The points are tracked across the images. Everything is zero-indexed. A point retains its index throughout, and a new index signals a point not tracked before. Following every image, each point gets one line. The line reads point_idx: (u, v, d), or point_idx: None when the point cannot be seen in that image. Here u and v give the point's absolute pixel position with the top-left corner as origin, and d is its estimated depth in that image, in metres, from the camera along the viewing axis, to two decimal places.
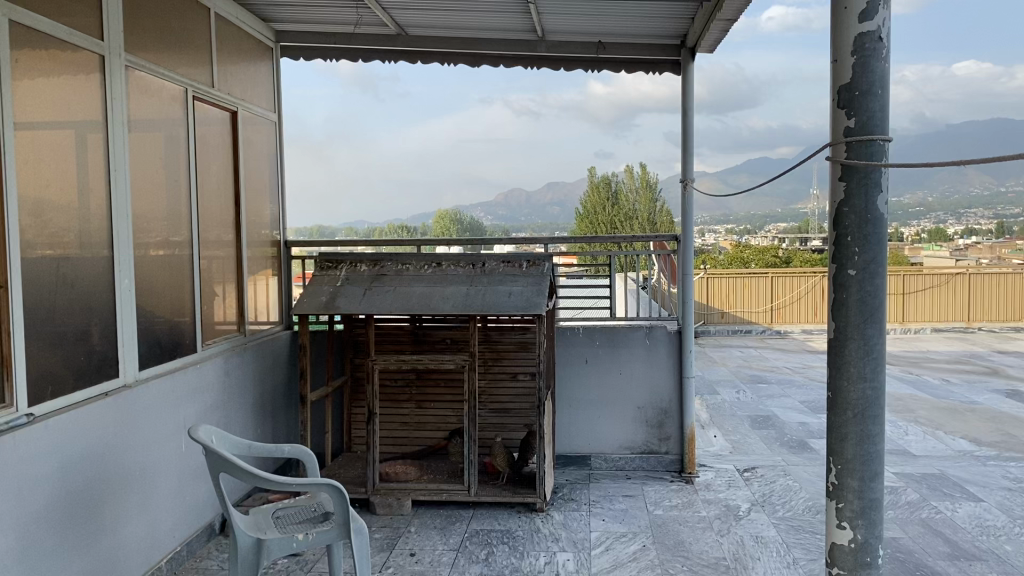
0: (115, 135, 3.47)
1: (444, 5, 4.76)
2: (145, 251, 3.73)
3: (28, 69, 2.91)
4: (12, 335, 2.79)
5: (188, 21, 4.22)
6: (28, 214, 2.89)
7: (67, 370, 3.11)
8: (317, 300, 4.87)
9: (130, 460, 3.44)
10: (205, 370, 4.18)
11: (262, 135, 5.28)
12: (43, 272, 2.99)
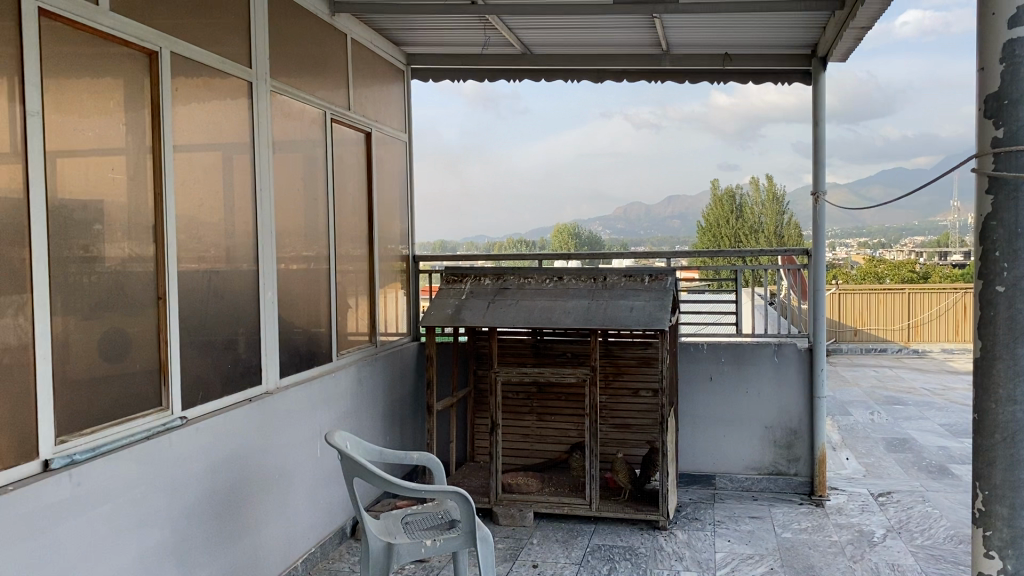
0: (261, 157, 3.69)
1: (569, 23, 4.82)
2: (285, 265, 3.94)
3: (185, 96, 3.15)
4: (169, 343, 3.02)
5: (327, 47, 4.45)
6: (184, 230, 3.13)
7: (216, 377, 3.33)
8: (443, 312, 5.01)
9: (271, 463, 3.63)
10: (339, 379, 4.37)
11: (393, 154, 5.49)
12: (197, 285, 3.21)
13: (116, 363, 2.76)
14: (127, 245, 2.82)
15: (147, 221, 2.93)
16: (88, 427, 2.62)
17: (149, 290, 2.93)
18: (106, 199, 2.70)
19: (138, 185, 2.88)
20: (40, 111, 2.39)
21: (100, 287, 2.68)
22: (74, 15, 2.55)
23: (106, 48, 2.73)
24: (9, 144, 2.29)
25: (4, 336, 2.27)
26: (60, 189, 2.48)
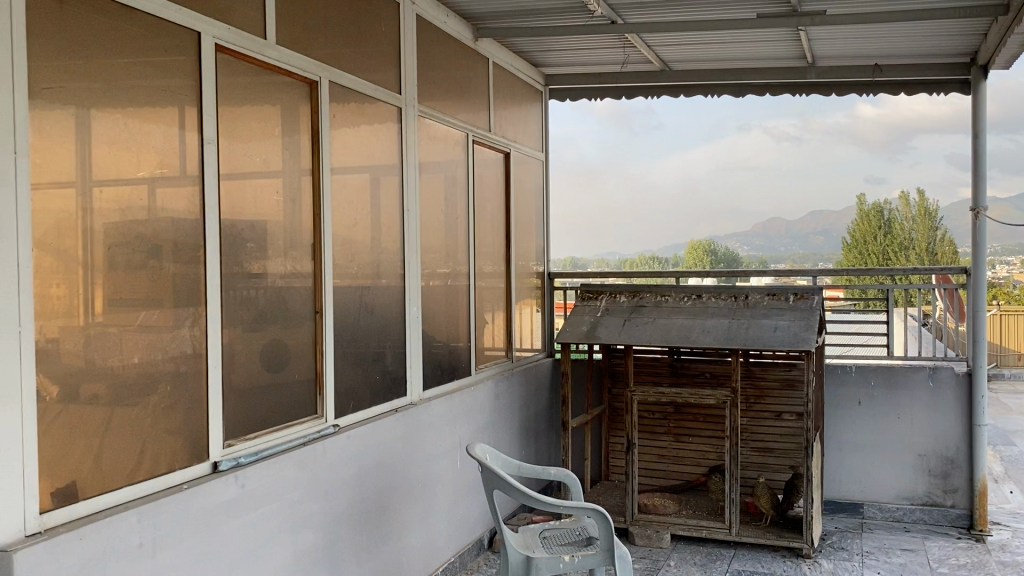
0: (408, 178, 3.85)
1: (710, 39, 4.78)
2: (428, 281, 4.09)
3: (341, 121, 3.33)
4: (324, 355, 3.19)
5: (470, 71, 4.59)
6: (338, 247, 3.30)
7: (365, 388, 3.49)
8: (579, 329, 5.04)
9: (414, 472, 3.76)
10: (478, 393, 4.47)
11: (531, 172, 5.58)
12: (349, 300, 3.39)
13: (276, 373, 2.94)
14: (287, 261, 3.01)
15: (305, 239, 3.11)
16: (252, 432, 2.80)
17: (307, 304, 3.12)
18: (269, 218, 2.90)
19: (297, 205, 3.07)
20: (214, 138, 2.60)
21: (264, 301, 2.87)
22: (247, 50, 2.76)
23: (273, 79, 2.93)
24: (187, 170, 2.51)
25: (181, 345, 2.48)
26: (229, 210, 2.69)
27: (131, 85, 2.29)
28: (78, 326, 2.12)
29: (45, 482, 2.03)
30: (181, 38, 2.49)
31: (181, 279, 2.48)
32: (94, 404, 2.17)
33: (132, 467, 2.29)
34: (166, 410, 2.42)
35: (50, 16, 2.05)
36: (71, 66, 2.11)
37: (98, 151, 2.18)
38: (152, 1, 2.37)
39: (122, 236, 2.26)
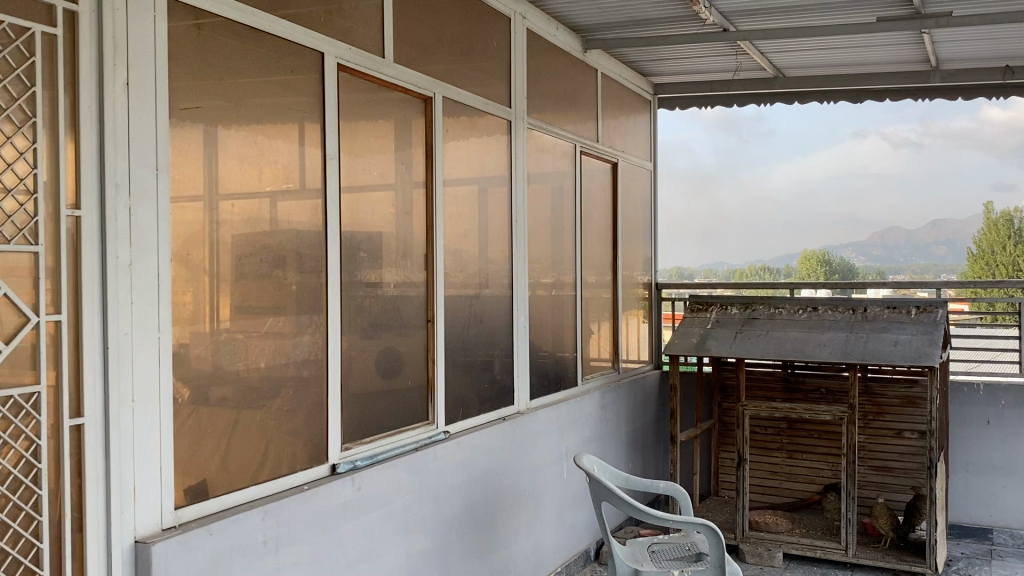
0: (517, 189, 3.91)
1: (827, 44, 4.65)
2: (536, 291, 4.13)
3: (454, 135, 3.41)
4: (436, 363, 3.27)
5: (579, 82, 4.62)
6: (449, 258, 3.38)
7: (475, 396, 3.55)
8: (688, 341, 4.98)
9: (521, 481, 3.79)
10: (585, 404, 4.47)
11: (639, 183, 5.55)
12: (459, 309, 3.46)
13: (390, 380, 3.03)
14: (401, 271, 3.10)
15: (418, 250, 3.20)
16: (368, 437, 2.89)
17: (420, 313, 3.20)
18: (384, 230, 2.99)
19: (411, 217, 3.16)
20: (336, 154, 2.71)
21: (379, 310, 2.97)
22: (366, 68, 2.87)
23: (391, 95, 3.04)
24: (310, 184, 2.62)
25: (303, 352, 2.59)
26: (348, 222, 2.79)
27: (259, 105, 2.42)
28: (209, 332, 2.25)
29: (179, 479, 2.16)
30: (306, 59, 2.61)
31: (303, 288, 2.59)
32: (222, 407, 2.29)
33: (257, 466, 2.41)
34: (289, 413, 2.53)
35: (189, 41, 2.19)
36: (207, 87, 2.24)
37: (228, 167, 2.31)
38: (280, 24, 2.49)
39: (250, 247, 2.38)
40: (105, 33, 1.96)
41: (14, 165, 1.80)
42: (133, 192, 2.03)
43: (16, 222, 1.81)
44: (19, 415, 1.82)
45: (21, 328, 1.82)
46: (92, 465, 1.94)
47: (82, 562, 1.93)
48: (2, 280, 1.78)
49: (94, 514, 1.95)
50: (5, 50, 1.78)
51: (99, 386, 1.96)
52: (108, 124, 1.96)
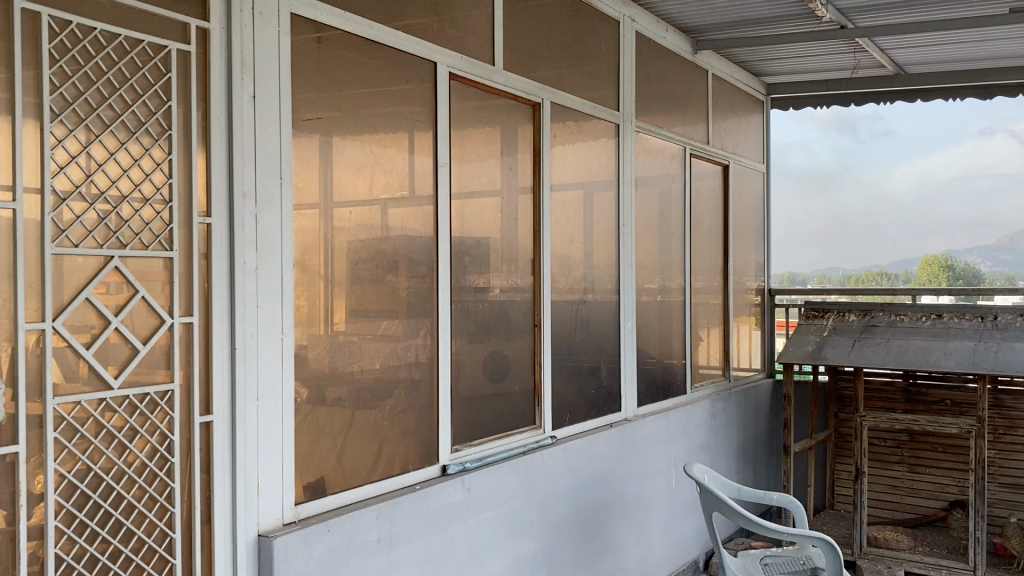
0: (624, 194, 3.89)
1: (952, 38, 4.43)
2: (643, 296, 4.09)
3: (561, 141, 3.43)
4: (543, 368, 3.28)
5: (689, 85, 4.55)
6: (555, 263, 3.39)
7: (581, 401, 3.55)
8: (803, 349, 4.83)
9: (629, 488, 3.76)
10: (694, 411, 4.40)
11: (751, 185, 5.43)
12: (567, 314, 3.47)
13: (498, 383, 3.06)
14: (508, 276, 3.13)
15: (525, 255, 3.23)
16: (477, 440, 2.93)
17: (527, 318, 3.22)
18: (492, 235, 3.03)
19: (518, 222, 3.19)
20: (446, 161, 2.77)
21: (487, 314, 3.01)
22: (477, 76, 2.92)
23: (500, 102, 3.07)
24: (421, 191, 2.69)
25: (414, 354, 2.65)
26: (457, 227, 2.84)
27: (374, 114, 2.49)
28: (326, 334, 2.34)
29: (299, 476, 2.25)
30: (419, 69, 2.67)
31: (414, 292, 2.65)
32: (338, 406, 2.37)
33: (370, 465, 2.48)
34: (401, 414, 2.59)
35: (309, 54, 2.28)
36: (326, 98, 2.33)
37: (344, 175, 2.39)
38: (395, 36, 2.56)
39: (365, 253, 2.45)
40: (233, 49, 2.06)
41: (151, 176, 1.91)
42: (258, 200, 2.12)
43: (153, 230, 1.92)
44: (155, 411, 1.92)
45: (156, 329, 1.93)
46: (220, 460, 2.04)
47: (211, 552, 2.03)
48: (140, 284, 1.89)
49: (220, 507, 2.04)
50: (144, 68, 1.89)
51: (226, 385, 2.06)
52: (236, 136, 2.06)
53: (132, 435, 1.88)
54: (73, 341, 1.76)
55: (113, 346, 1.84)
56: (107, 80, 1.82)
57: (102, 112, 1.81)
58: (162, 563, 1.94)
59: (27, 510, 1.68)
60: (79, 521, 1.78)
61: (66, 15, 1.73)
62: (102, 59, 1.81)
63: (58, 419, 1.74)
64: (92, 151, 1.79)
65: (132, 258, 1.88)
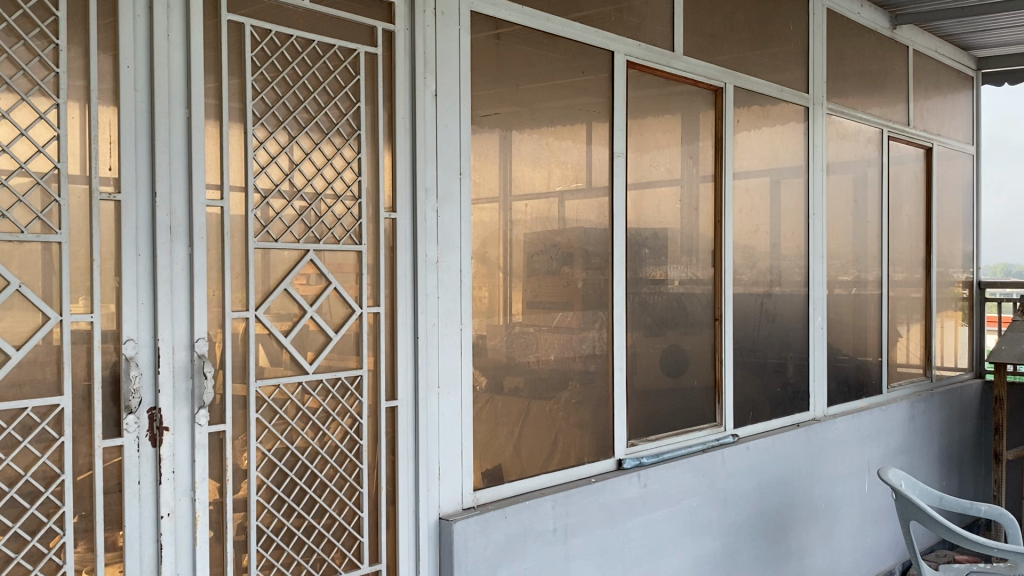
0: (814, 181, 3.69)
1: None
2: (835, 289, 3.87)
3: (745, 127, 3.29)
4: (724, 364, 3.18)
5: (887, 63, 4.25)
6: (739, 254, 3.27)
7: (766, 399, 3.41)
8: (1018, 348, 4.41)
9: (817, 490, 3.58)
10: (891, 412, 4.11)
11: (958, 169, 4.99)
12: (750, 307, 3.34)
13: (676, 378, 3.00)
14: (687, 268, 3.05)
15: (706, 246, 3.13)
16: (653, 435, 2.89)
17: (708, 312, 3.14)
18: (671, 226, 2.97)
19: (698, 213, 3.10)
20: (623, 151, 2.74)
21: (665, 307, 2.95)
22: (655, 63, 2.86)
23: (680, 89, 3.00)
24: (598, 183, 2.67)
25: (590, 346, 2.65)
26: (635, 218, 2.81)
27: (551, 107, 2.50)
28: (503, 326, 2.38)
29: (477, 462, 2.31)
30: (596, 59, 2.65)
31: (590, 284, 2.65)
32: (514, 396, 2.41)
33: (546, 456, 2.50)
34: (577, 406, 2.60)
35: (488, 51, 2.32)
36: (503, 93, 2.36)
37: (519, 168, 2.42)
38: (572, 27, 2.56)
39: (542, 245, 2.48)
40: (417, 49, 2.13)
41: (342, 173, 2.02)
42: (440, 194, 2.20)
43: (344, 225, 2.02)
44: (345, 395, 2.03)
45: (348, 318, 2.03)
46: (403, 445, 2.13)
47: (396, 532, 2.13)
48: (333, 277, 2.00)
49: (405, 489, 2.13)
50: (336, 71, 2.00)
51: (410, 372, 2.15)
52: (419, 134, 2.14)
53: (325, 418, 1.99)
54: (274, 329, 1.89)
55: (310, 334, 1.96)
56: (302, 84, 1.93)
57: (298, 115, 1.92)
58: (351, 540, 2.05)
59: (233, 484, 1.83)
60: (279, 497, 1.91)
61: (267, 24, 1.85)
62: (297, 64, 1.92)
63: (260, 401, 1.88)
64: (290, 151, 1.91)
65: (326, 251, 1.98)
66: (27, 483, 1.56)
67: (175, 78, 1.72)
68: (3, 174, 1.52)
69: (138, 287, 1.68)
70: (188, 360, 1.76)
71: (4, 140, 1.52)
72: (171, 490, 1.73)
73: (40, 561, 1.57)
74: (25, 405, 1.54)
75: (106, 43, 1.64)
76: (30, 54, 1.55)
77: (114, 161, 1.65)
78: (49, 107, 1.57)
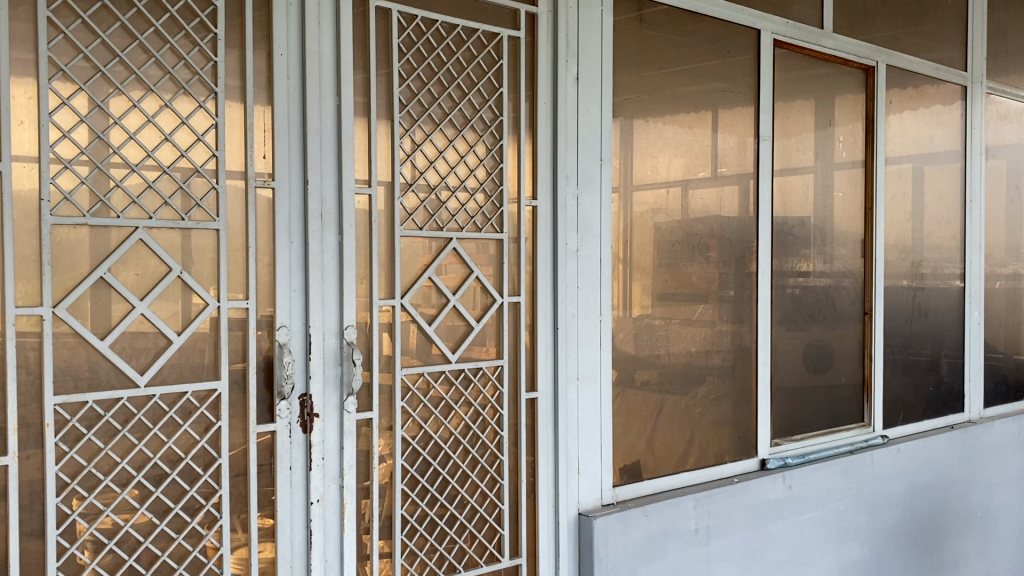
0: (973, 166, 3.43)
1: None
2: (992, 282, 3.60)
3: (898, 108, 3.09)
4: (874, 360, 3.00)
5: None
6: (889, 244, 3.08)
7: (917, 398, 3.21)
8: None
9: (974, 496, 3.33)
10: None
11: None
12: (902, 300, 3.14)
13: (822, 375, 2.85)
14: (834, 258, 2.89)
15: (854, 236, 2.96)
16: (797, 434, 2.76)
17: (856, 305, 2.97)
18: (817, 215, 2.81)
19: (836, 196, 2.88)
20: (769, 135, 2.61)
21: (811, 300, 2.81)
22: (804, 42, 2.71)
23: (829, 69, 2.84)
24: (739, 168, 2.55)
25: (731, 341, 2.54)
26: (780, 205, 2.68)
27: (691, 92, 2.41)
28: (628, 318, 2.29)
29: (615, 457, 2.25)
30: (741, 39, 2.53)
31: (732, 275, 2.53)
32: (648, 390, 2.34)
33: (684, 453, 2.42)
34: (716, 402, 2.50)
35: (630, 33, 2.26)
36: (642, 77, 2.29)
37: (655, 153, 2.34)
38: (718, 6, 2.45)
39: (680, 235, 2.40)
40: (559, 31, 2.08)
41: (484, 161, 1.99)
42: (580, 181, 2.14)
43: (485, 213, 1.99)
44: (486, 385, 2.00)
45: (488, 308, 2.00)
46: (543, 439, 2.09)
47: (535, 526, 2.09)
48: (475, 266, 1.97)
49: (544, 483, 2.09)
50: (479, 56, 1.96)
51: (550, 364, 2.11)
52: (561, 120, 2.09)
53: (466, 408, 1.97)
54: (418, 317, 1.88)
55: (452, 323, 1.95)
56: (446, 71, 1.91)
57: (442, 102, 1.91)
58: (492, 532, 2.03)
59: (378, 470, 1.83)
60: (422, 486, 1.91)
61: (413, 10, 1.84)
62: (442, 50, 1.90)
63: (405, 390, 1.87)
64: (433, 139, 1.90)
65: (468, 239, 1.96)
66: (186, 466, 1.59)
67: (326, 67, 1.73)
68: (166, 163, 1.55)
69: (290, 274, 1.69)
70: (337, 348, 1.77)
71: (167, 129, 1.56)
72: (320, 477, 1.75)
73: (199, 542, 1.61)
74: (185, 390, 1.58)
75: (260, 36, 1.66)
76: (191, 45, 1.58)
77: (267, 150, 1.67)
78: (207, 97, 1.60)
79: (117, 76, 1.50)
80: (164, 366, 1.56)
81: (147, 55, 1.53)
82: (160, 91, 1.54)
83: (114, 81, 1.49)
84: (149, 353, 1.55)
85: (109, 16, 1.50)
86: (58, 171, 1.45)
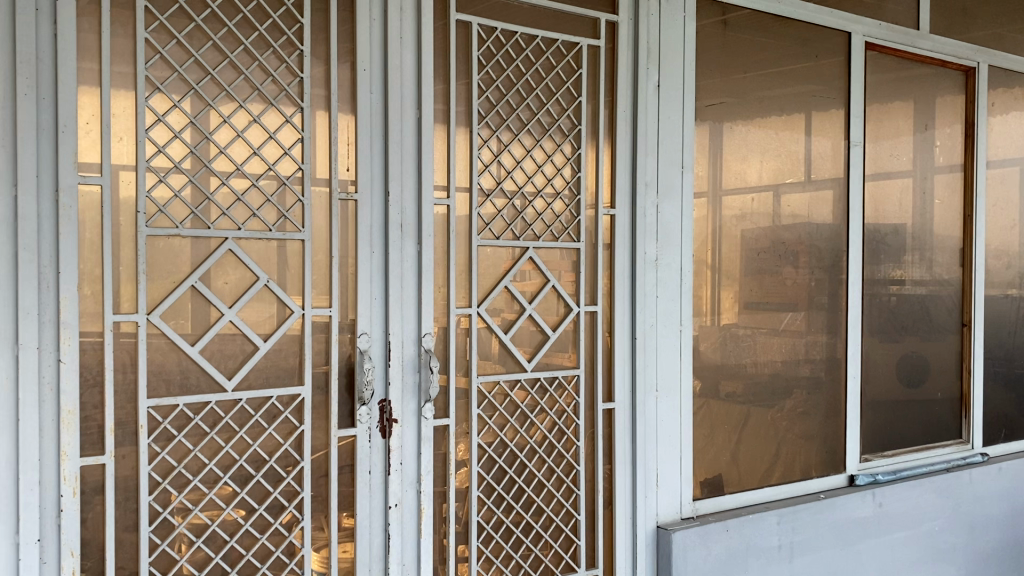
0: None
1: None
2: None
3: (1001, 110, 2.94)
4: (973, 374, 2.86)
5: None
6: (991, 253, 2.93)
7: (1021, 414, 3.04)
8: None
9: None
10: None
11: None
12: (1005, 311, 2.99)
13: (917, 389, 2.74)
14: (931, 267, 2.77)
15: (953, 244, 2.83)
16: (889, 449, 2.66)
17: (954, 316, 2.84)
18: (913, 222, 2.70)
19: (933, 204, 2.76)
20: (861, 140, 2.52)
21: (905, 310, 2.70)
22: (899, 43, 2.61)
23: (926, 70, 2.73)
24: (830, 174, 2.47)
25: (819, 352, 2.47)
26: (872, 213, 2.58)
27: (777, 96, 2.35)
28: (715, 327, 2.26)
29: (695, 470, 2.22)
30: (831, 42, 2.46)
31: (821, 284, 2.46)
32: (730, 402, 2.29)
33: (768, 467, 2.36)
34: (803, 415, 2.43)
35: (714, 38, 2.23)
36: (727, 82, 2.25)
37: (741, 160, 2.29)
38: (805, 8, 2.39)
39: (766, 243, 2.34)
40: (640, 39, 2.07)
41: (561, 170, 1.99)
42: (660, 190, 2.12)
43: (562, 222, 1.99)
44: (562, 394, 2.00)
45: (565, 317, 1.99)
46: (621, 449, 2.07)
47: (611, 537, 2.08)
48: (551, 274, 1.97)
49: (621, 493, 2.08)
50: (558, 65, 1.97)
51: (628, 374, 2.09)
52: (640, 128, 2.07)
53: (543, 416, 1.98)
54: (494, 325, 1.89)
55: (528, 331, 1.95)
56: (525, 82, 1.92)
57: (521, 112, 1.92)
58: (568, 542, 2.02)
59: (454, 476, 1.85)
60: (498, 494, 1.92)
61: (493, 22, 1.86)
62: (522, 60, 1.91)
63: (481, 397, 1.89)
64: (512, 149, 1.91)
65: (544, 248, 1.96)
66: (270, 469, 1.65)
67: (407, 80, 1.77)
68: (254, 175, 1.61)
69: (371, 282, 1.73)
70: (415, 355, 1.80)
71: (255, 143, 1.61)
72: (398, 482, 1.78)
73: (281, 543, 1.67)
74: (270, 394, 1.63)
75: (344, 50, 1.71)
76: (278, 61, 1.63)
77: (350, 162, 1.71)
78: (294, 112, 1.65)
79: (208, 92, 1.57)
80: (250, 371, 1.62)
81: (237, 72, 1.60)
82: (249, 107, 1.61)
83: (206, 97, 1.56)
84: (237, 358, 1.61)
85: (202, 35, 1.56)
86: (153, 183, 1.52)
